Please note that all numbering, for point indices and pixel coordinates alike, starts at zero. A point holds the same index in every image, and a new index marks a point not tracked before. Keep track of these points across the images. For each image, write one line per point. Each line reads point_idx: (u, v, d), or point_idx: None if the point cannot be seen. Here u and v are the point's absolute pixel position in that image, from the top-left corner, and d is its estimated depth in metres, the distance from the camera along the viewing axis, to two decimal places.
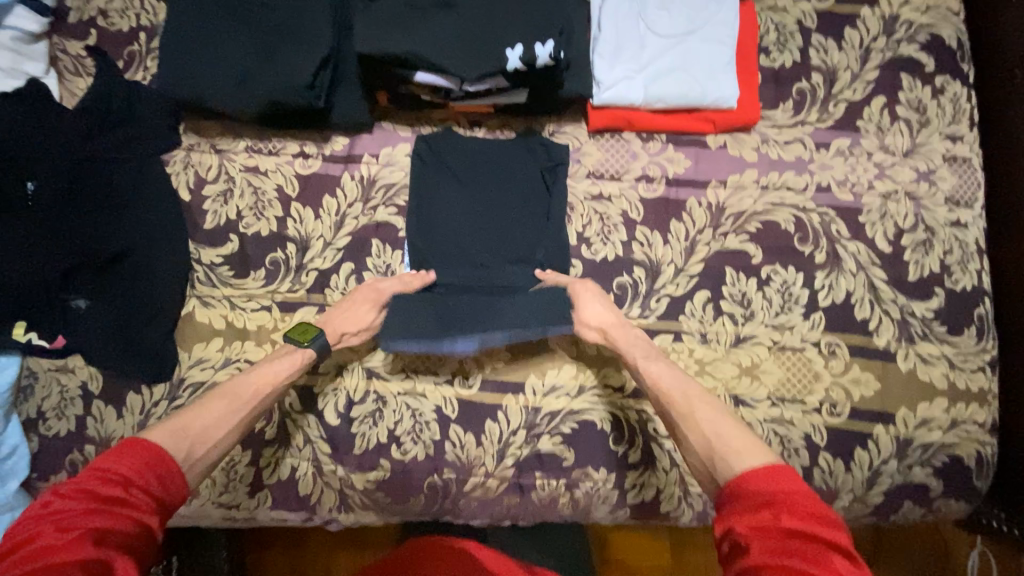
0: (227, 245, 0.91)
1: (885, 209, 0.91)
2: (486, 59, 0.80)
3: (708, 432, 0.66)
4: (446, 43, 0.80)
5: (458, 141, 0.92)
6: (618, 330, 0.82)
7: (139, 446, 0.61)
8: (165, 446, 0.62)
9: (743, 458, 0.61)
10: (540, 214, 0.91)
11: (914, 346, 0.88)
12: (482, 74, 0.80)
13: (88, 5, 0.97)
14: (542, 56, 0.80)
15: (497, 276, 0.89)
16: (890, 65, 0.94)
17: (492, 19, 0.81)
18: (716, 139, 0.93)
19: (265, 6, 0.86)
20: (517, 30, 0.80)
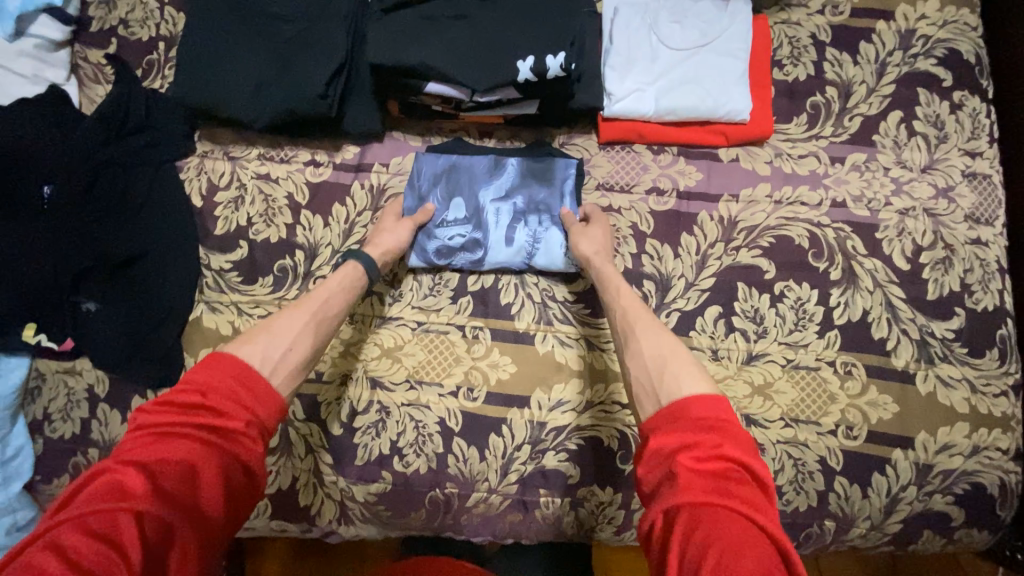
0: (236, 252, 0.91)
1: (902, 225, 0.89)
2: (497, 70, 0.80)
3: (644, 347, 0.65)
4: (457, 54, 0.81)
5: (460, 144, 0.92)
6: (601, 258, 0.81)
7: (223, 360, 0.62)
8: (254, 360, 0.64)
9: (680, 378, 0.59)
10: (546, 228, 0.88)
11: (933, 367, 0.85)
12: (493, 84, 0.80)
13: (110, 16, 0.99)
14: (552, 67, 0.80)
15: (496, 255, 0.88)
16: (906, 80, 0.93)
17: (503, 31, 0.82)
18: (728, 152, 0.92)
19: (282, 17, 0.88)
20: (528, 42, 0.80)
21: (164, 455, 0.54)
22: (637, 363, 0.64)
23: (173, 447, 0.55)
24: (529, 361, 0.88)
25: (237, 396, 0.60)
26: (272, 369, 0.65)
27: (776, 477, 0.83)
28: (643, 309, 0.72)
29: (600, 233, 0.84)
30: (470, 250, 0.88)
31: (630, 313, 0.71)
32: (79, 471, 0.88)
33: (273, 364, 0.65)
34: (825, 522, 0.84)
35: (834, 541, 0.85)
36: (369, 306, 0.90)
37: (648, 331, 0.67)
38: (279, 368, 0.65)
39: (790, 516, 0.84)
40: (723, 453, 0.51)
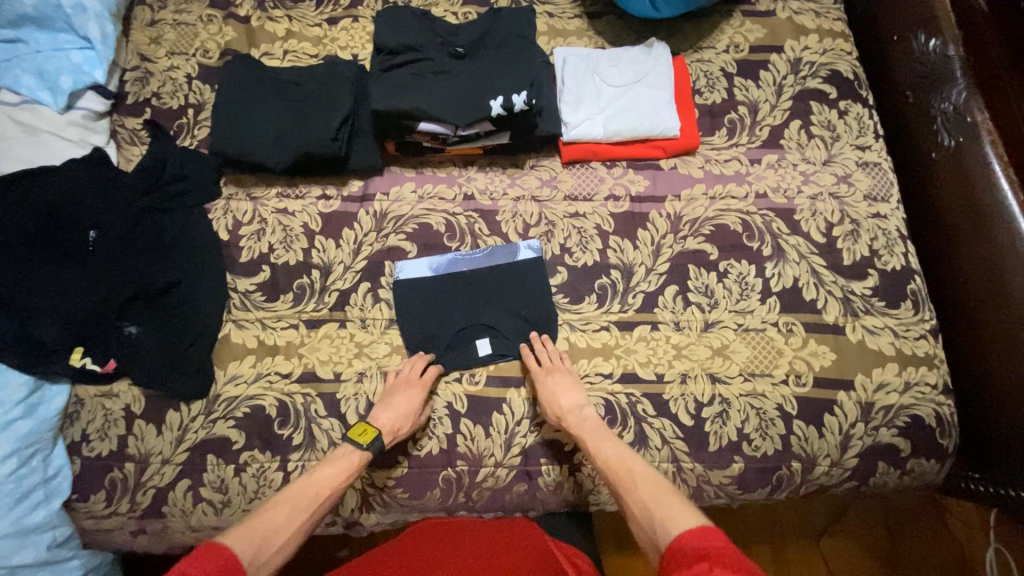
0: (260, 275, 1.05)
1: (815, 207, 1.08)
2: (482, 295, 1.03)
3: (638, 500, 0.79)
4: (455, 287, 1.04)
5: (430, 285, 1.04)
6: (570, 400, 0.93)
7: (219, 549, 0.71)
8: (241, 554, 0.73)
9: (675, 520, 0.73)
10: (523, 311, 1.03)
11: (859, 319, 1.02)
12: (493, 306, 1.03)
13: (144, 90, 1.18)
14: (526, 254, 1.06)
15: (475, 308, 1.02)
16: (800, 96, 1.16)
17: (486, 291, 1.03)
18: (668, 162, 1.12)
19: (297, 84, 1.09)
20: (510, 290, 1.04)
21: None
22: (637, 525, 0.78)
23: None
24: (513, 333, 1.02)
25: None
26: (251, 570, 0.73)
27: (743, 427, 0.96)
28: (631, 464, 0.85)
29: (562, 385, 0.94)
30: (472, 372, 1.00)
31: (633, 484, 0.81)
32: (116, 485, 0.95)
33: (258, 562, 0.74)
34: (793, 464, 0.96)
35: (803, 482, 0.97)
36: (378, 311, 1.03)
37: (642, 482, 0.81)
38: (261, 565, 0.74)
39: (761, 461, 0.96)
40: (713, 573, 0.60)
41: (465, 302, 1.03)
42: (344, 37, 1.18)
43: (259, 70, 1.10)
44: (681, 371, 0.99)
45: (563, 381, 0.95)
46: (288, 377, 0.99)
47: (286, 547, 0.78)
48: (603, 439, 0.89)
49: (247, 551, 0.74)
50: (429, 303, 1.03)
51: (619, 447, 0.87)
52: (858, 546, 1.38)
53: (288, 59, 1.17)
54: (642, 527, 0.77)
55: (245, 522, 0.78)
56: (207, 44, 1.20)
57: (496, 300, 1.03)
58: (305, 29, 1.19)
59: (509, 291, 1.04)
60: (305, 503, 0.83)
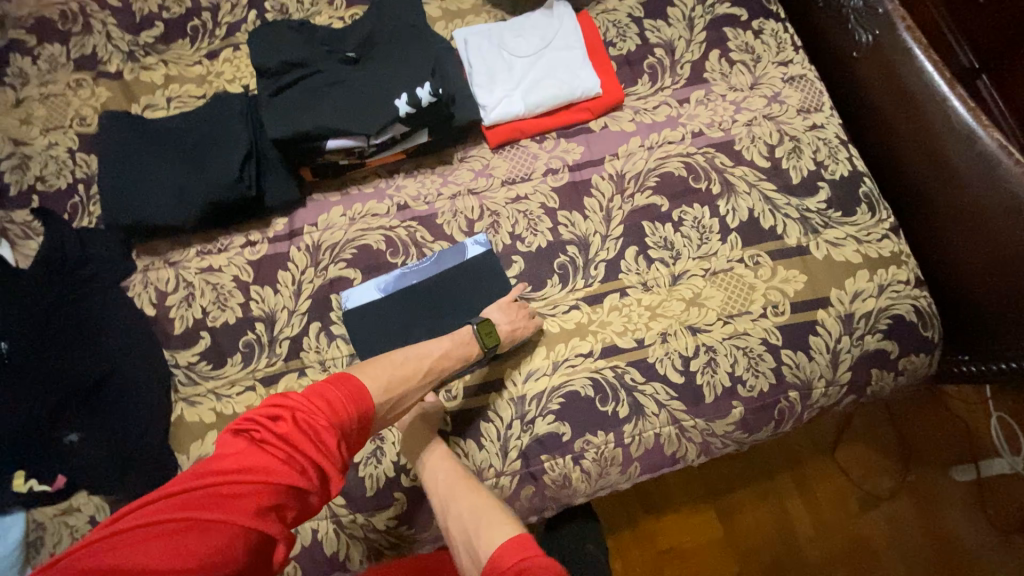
0: (200, 342, 0.97)
1: (752, 133, 1.05)
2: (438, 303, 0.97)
3: (458, 522, 0.76)
4: (414, 306, 0.97)
5: (385, 308, 0.97)
6: (421, 434, 0.88)
7: (355, 384, 0.73)
8: (370, 395, 0.75)
9: (488, 529, 0.72)
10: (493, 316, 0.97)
11: (820, 235, 1.00)
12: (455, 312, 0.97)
13: (25, 176, 1.06)
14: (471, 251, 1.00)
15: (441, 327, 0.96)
16: (713, 24, 1.12)
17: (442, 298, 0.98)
18: (597, 122, 1.07)
19: (186, 131, 0.99)
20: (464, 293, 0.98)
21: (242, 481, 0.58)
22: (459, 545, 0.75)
23: (302, 451, 0.64)
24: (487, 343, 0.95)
25: (334, 430, 0.68)
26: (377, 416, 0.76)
27: (734, 370, 0.94)
28: (460, 477, 0.82)
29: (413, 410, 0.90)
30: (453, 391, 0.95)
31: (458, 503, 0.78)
32: None
33: (385, 406, 0.78)
34: (791, 394, 0.94)
35: (805, 408, 0.96)
36: (336, 349, 0.96)
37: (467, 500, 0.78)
38: (381, 405, 0.77)
39: (759, 399, 0.94)
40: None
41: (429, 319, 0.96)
42: (229, 70, 1.09)
43: (142, 125, 1.01)
44: (661, 331, 0.95)
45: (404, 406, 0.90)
46: None
47: (405, 402, 0.81)
48: (439, 461, 0.85)
49: (377, 394, 0.76)
50: (388, 326, 0.96)
51: (446, 463, 0.85)
52: (871, 448, 1.40)
53: (173, 107, 1.07)
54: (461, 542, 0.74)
55: (372, 361, 0.81)
56: (81, 111, 1.09)
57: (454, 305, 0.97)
58: (185, 71, 1.09)
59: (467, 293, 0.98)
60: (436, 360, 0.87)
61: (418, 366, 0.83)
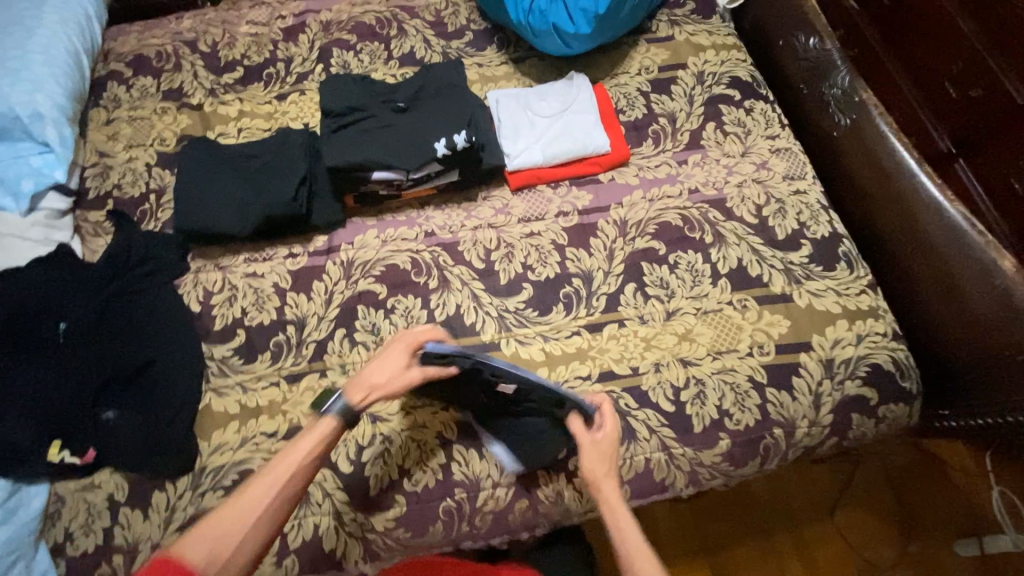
0: (236, 339, 1.07)
1: (742, 194, 1.19)
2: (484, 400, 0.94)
3: None
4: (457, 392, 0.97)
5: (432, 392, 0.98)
6: (605, 482, 0.89)
7: (167, 564, 0.65)
8: (197, 560, 0.68)
9: None
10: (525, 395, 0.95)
11: (803, 285, 1.10)
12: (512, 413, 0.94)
13: (105, 183, 1.21)
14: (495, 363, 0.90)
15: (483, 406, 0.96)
16: (710, 101, 1.30)
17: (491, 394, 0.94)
18: (606, 175, 1.23)
19: (252, 156, 1.15)
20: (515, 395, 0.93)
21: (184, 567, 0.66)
22: None
23: None
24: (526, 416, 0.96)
25: None
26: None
27: (722, 403, 1.01)
28: (647, 554, 0.81)
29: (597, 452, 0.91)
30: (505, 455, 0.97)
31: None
32: None
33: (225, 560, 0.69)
34: (775, 431, 1.01)
35: (789, 446, 1.01)
36: (356, 354, 1.06)
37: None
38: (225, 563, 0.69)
39: (745, 433, 1.00)
40: None
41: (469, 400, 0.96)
42: (294, 110, 1.28)
43: (215, 148, 1.17)
44: (654, 361, 1.04)
45: (591, 447, 0.91)
46: (274, 435, 1.00)
47: (248, 541, 0.72)
48: (625, 526, 0.84)
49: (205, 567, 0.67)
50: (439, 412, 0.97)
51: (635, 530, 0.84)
52: (871, 515, 1.40)
53: (242, 137, 1.25)
54: None
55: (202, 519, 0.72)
56: (163, 133, 1.26)
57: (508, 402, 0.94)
58: (256, 108, 1.28)
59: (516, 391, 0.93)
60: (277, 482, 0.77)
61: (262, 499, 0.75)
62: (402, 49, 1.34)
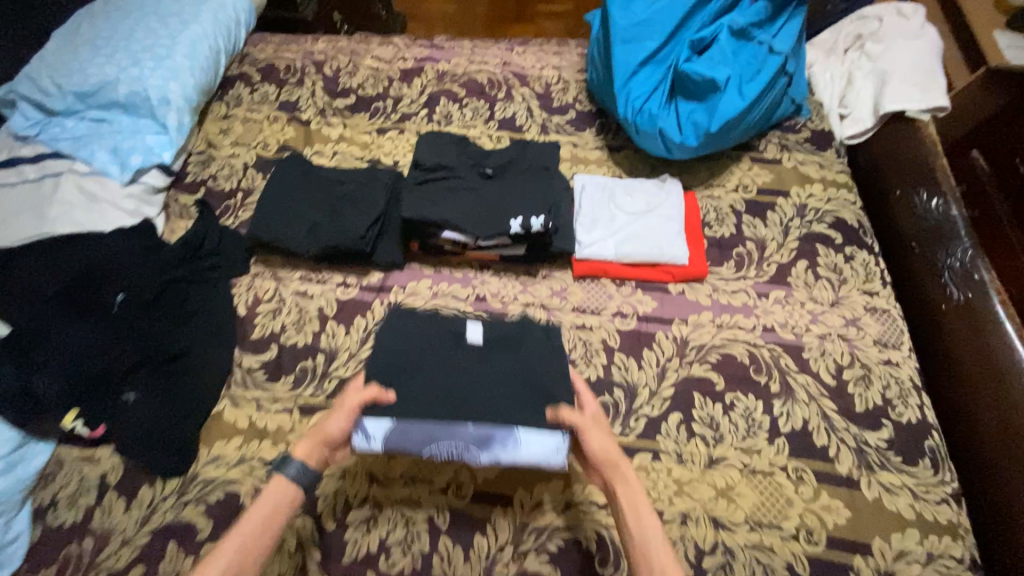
0: (267, 353, 1.07)
1: (823, 347, 1.08)
2: (461, 378, 0.87)
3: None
4: (432, 369, 0.87)
5: (407, 359, 0.88)
6: (622, 465, 0.80)
7: None
8: None
9: None
10: (510, 388, 0.86)
11: (874, 474, 0.96)
12: (472, 404, 0.84)
13: (204, 172, 1.29)
14: (475, 337, 0.91)
15: (460, 369, 0.87)
16: (807, 238, 1.22)
17: (457, 377, 0.87)
18: (676, 286, 1.16)
19: (338, 181, 1.19)
20: (498, 377, 0.87)
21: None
22: None
23: None
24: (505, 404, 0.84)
25: None
26: None
27: None
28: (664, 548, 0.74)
29: (605, 431, 0.84)
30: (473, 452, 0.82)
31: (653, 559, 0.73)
32: (65, 564, 0.89)
33: None
34: None
35: None
36: None
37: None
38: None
39: None
40: None
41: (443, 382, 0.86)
42: (389, 146, 1.33)
43: (306, 166, 1.22)
44: (682, 511, 0.92)
45: (602, 435, 0.83)
46: (270, 464, 0.96)
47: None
48: (642, 519, 0.76)
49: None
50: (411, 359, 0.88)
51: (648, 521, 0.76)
52: None
53: (336, 159, 1.31)
54: None
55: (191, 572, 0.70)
56: (269, 139, 1.34)
57: (472, 401, 0.84)
58: (356, 135, 1.34)
59: (485, 372, 0.87)
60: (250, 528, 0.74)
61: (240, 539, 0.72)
62: (505, 113, 1.37)
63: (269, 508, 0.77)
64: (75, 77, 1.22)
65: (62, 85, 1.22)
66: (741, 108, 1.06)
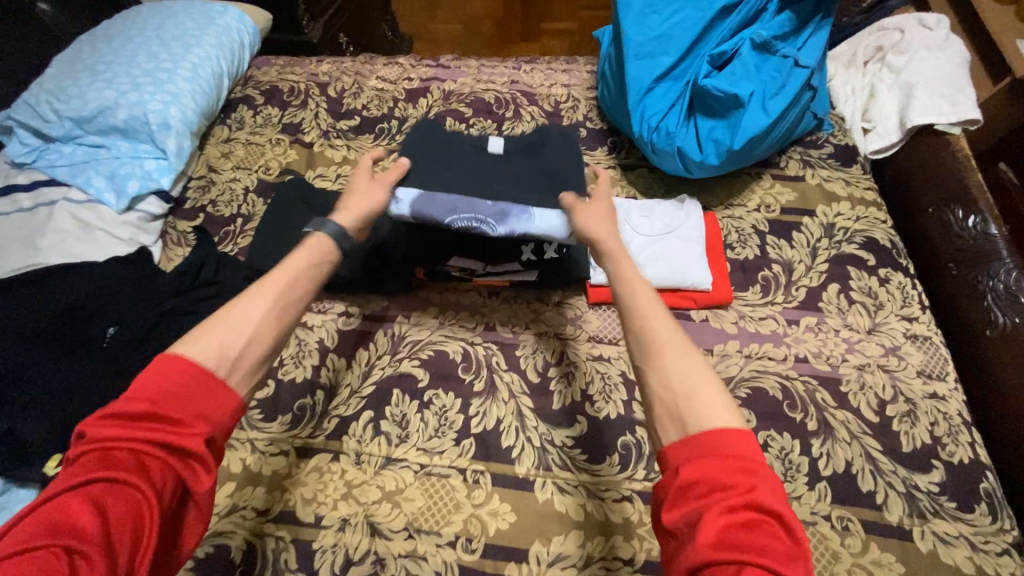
0: (263, 389, 1.00)
1: (862, 379, 1.00)
2: (485, 162, 1.01)
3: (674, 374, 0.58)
4: (460, 146, 1.03)
5: (436, 158, 1.01)
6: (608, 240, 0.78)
7: (182, 366, 0.59)
8: (201, 362, 0.60)
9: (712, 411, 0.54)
10: (528, 156, 1.03)
11: (927, 523, 0.87)
12: (493, 191, 0.95)
13: (203, 197, 1.24)
14: (495, 149, 1.04)
15: (484, 157, 1.02)
16: (837, 260, 1.14)
17: (480, 150, 1.04)
18: (698, 312, 1.09)
19: (340, 205, 1.14)
20: (516, 166, 1.00)
21: (107, 503, 0.50)
22: (660, 380, 0.58)
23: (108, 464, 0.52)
24: (525, 172, 0.99)
25: (148, 435, 0.55)
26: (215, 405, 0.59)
27: None
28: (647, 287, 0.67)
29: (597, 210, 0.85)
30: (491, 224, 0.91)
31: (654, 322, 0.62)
32: None
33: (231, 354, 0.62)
34: None
35: None
36: (375, 445, 0.95)
37: (691, 372, 0.58)
38: (234, 364, 0.62)
39: None
40: (753, 506, 0.47)
41: (471, 169, 0.99)
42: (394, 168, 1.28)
43: (306, 187, 1.17)
44: None
45: (600, 212, 0.84)
46: (264, 515, 0.89)
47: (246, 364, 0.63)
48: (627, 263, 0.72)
49: (211, 361, 0.61)
50: (440, 169, 0.99)
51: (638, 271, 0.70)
52: None
53: (338, 182, 1.26)
54: (661, 407, 0.57)
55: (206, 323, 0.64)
56: (270, 162, 1.30)
57: (492, 184, 0.96)
58: (360, 157, 1.30)
59: (508, 164, 1.01)
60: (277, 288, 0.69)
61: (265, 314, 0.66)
62: (513, 132, 1.32)
63: (315, 251, 0.76)
64: (73, 102, 1.19)
65: (60, 111, 1.19)
66: (765, 125, 0.99)
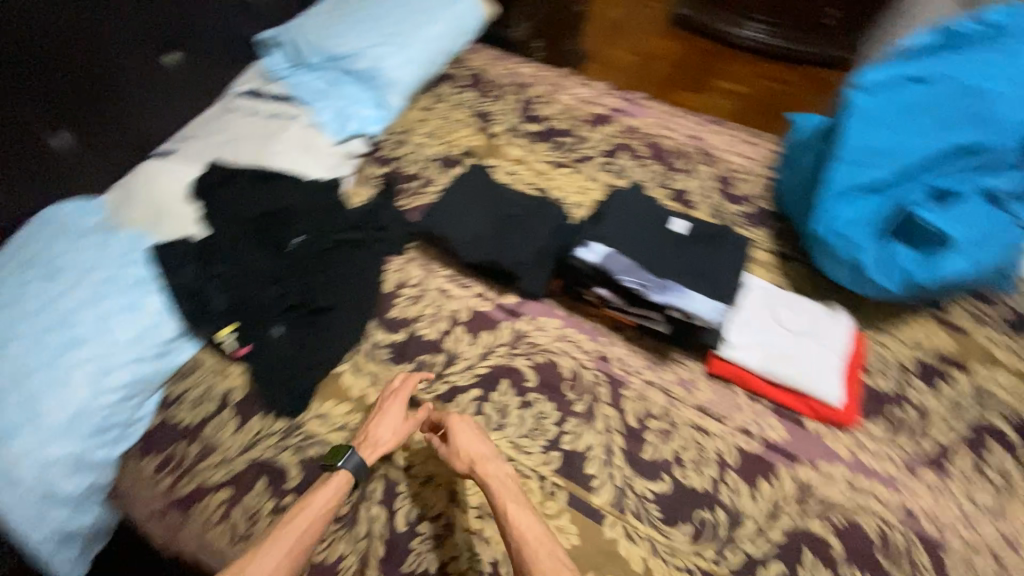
0: (396, 334, 1.12)
1: (973, 561, 0.92)
2: (666, 239, 1.16)
3: None
4: (653, 217, 1.20)
5: (631, 216, 1.19)
6: (486, 472, 0.89)
7: None
8: None
9: None
10: (701, 247, 1.16)
11: None
12: (661, 267, 1.11)
13: (393, 151, 1.40)
14: (679, 228, 1.18)
15: (666, 233, 1.17)
16: (981, 428, 1.06)
17: (667, 226, 1.19)
18: (814, 423, 1.06)
19: (509, 201, 1.24)
20: (690, 252, 1.15)
21: None
22: None
23: None
24: (693, 259, 1.14)
25: None
26: None
27: None
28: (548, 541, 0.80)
29: (475, 435, 0.94)
30: (651, 291, 1.05)
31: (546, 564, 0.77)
32: (173, 457, 0.99)
33: None
34: None
35: None
36: (473, 422, 1.03)
37: None
38: None
39: None
40: None
41: (652, 240, 1.16)
42: (560, 181, 1.36)
43: (486, 177, 1.28)
44: None
45: (472, 432, 0.94)
46: None
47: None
48: (509, 497, 0.86)
49: None
50: (631, 229, 1.16)
51: (532, 517, 0.84)
52: None
53: (508, 178, 1.36)
54: None
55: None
56: (455, 139, 1.43)
57: (664, 260, 1.13)
58: (532, 162, 1.40)
59: (682, 247, 1.15)
60: (283, 539, 0.79)
61: (268, 567, 0.76)
62: (680, 185, 1.36)
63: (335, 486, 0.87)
64: (330, 42, 1.39)
65: (318, 45, 1.38)
66: (958, 275, 1.00)
